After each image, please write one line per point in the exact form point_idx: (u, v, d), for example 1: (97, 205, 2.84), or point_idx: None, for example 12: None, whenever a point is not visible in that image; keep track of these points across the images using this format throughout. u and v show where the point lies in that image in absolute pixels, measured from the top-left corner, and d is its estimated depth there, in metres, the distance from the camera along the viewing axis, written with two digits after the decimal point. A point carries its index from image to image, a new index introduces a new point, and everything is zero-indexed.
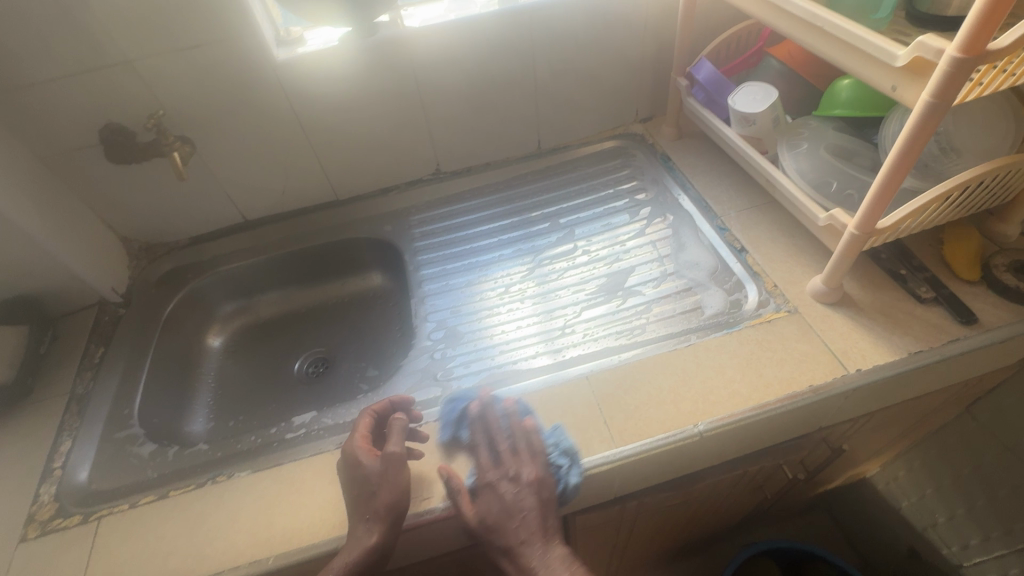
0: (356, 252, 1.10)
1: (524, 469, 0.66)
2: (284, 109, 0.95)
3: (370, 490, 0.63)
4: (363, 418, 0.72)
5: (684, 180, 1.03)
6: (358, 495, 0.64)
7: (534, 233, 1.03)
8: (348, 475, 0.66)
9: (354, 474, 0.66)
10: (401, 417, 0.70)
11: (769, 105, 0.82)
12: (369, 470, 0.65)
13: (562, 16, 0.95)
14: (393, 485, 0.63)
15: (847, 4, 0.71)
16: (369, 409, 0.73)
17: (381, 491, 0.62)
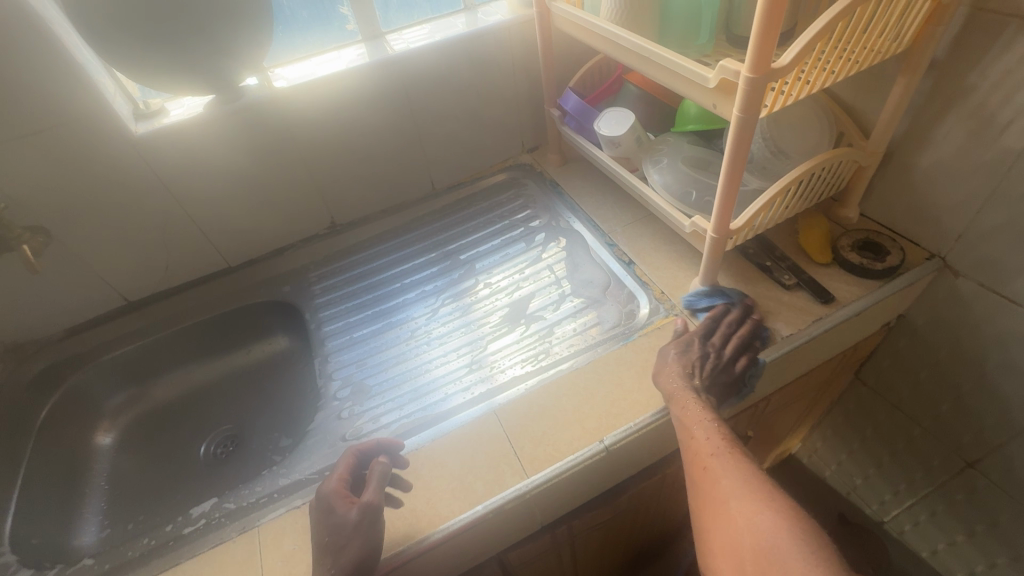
0: (256, 318, 1.06)
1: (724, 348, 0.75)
2: (153, 183, 0.91)
3: (342, 542, 0.62)
4: (345, 459, 0.71)
5: (572, 203, 1.08)
6: (329, 542, 0.63)
7: (437, 273, 1.04)
8: (321, 524, 0.65)
9: (329, 520, 0.65)
10: (382, 462, 0.68)
11: (629, 127, 0.89)
12: (344, 518, 0.64)
13: (431, 63, 0.98)
14: (364, 539, 0.62)
15: (674, 34, 0.79)
16: (351, 449, 0.72)
17: (351, 543, 0.62)
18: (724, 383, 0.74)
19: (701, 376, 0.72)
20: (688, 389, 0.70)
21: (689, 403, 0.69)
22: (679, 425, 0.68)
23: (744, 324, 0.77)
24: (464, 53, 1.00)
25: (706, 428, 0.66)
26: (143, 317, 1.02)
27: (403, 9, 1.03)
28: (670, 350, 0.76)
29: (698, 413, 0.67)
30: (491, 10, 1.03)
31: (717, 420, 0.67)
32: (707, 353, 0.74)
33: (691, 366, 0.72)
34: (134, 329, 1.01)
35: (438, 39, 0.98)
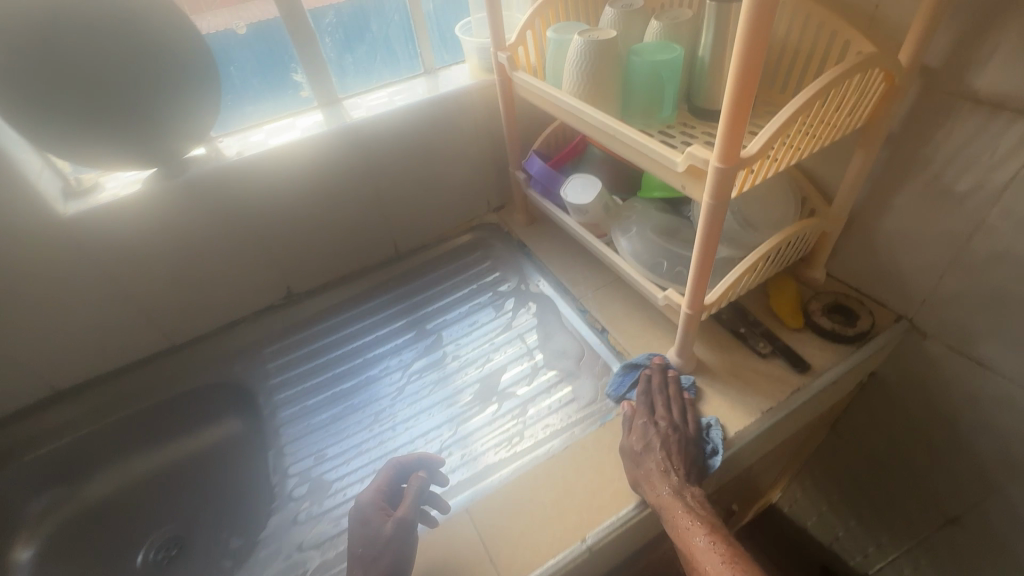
0: (204, 401, 0.98)
1: (663, 419, 0.72)
2: (84, 265, 0.82)
3: (375, 553, 0.63)
4: (385, 470, 0.72)
5: (541, 265, 1.05)
6: (360, 557, 0.64)
7: (402, 345, 0.98)
8: (358, 531, 0.66)
9: (363, 531, 0.66)
10: (422, 477, 0.69)
11: (596, 194, 0.87)
12: (380, 531, 0.64)
13: (391, 129, 0.95)
14: (396, 554, 0.62)
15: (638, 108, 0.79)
16: (392, 461, 0.73)
17: (383, 555, 0.62)
18: (692, 454, 0.71)
19: (671, 472, 0.66)
20: (674, 500, 0.64)
21: (683, 515, 0.63)
22: (674, 535, 0.64)
23: (670, 387, 0.77)
24: (425, 118, 0.97)
25: (704, 544, 0.62)
26: (73, 408, 0.92)
27: (360, 73, 0.99)
28: (632, 448, 0.70)
29: (692, 524, 0.63)
30: (451, 74, 1.01)
31: (707, 528, 0.63)
32: (659, 432, 0.70)
33: (664, 456, 0.68)
34: (64, 422, 0.91)
35: (398, 105, 0.95)
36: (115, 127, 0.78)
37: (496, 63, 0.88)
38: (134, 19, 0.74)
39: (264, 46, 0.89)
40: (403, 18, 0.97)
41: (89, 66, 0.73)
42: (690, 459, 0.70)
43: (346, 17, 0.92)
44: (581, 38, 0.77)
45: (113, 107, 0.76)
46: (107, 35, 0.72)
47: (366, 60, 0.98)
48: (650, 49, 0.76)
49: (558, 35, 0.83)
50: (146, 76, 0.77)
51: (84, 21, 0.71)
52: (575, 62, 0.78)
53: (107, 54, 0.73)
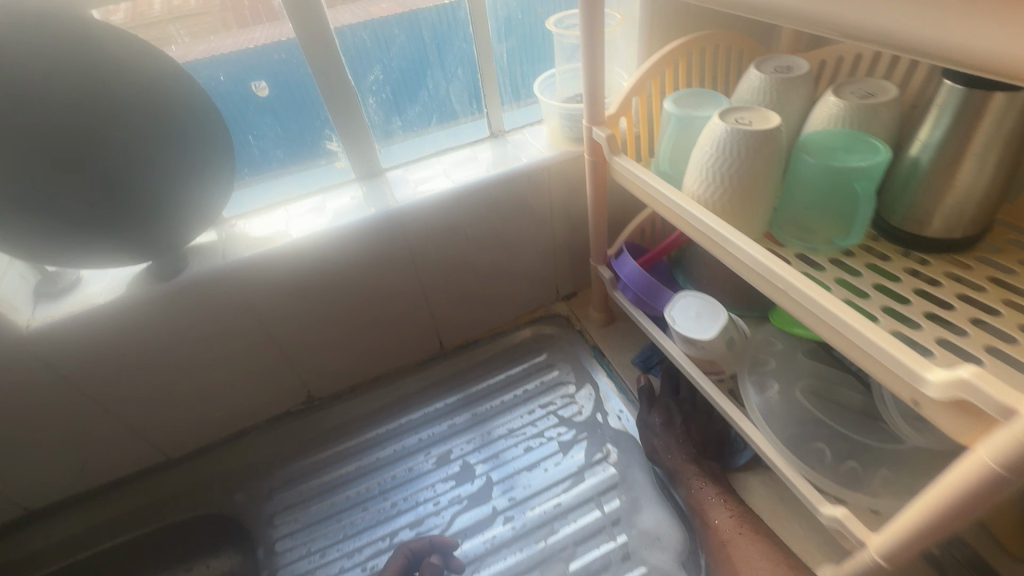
0: (198, 534, 0.79)
1: (685, 397, 0.74)
2: (53, 381, 0.66)
3: None
4: (396, 558, 0.66)
5: (626, 390, 0.81)
6: None
7: (439, 491, 0.76)
8: None
9: None
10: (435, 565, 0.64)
11: (720, 328, 0.63)
12: None
13: (444, 213, 0.74)
14: None
15: (807, 225, 0.54)
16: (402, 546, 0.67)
17: None
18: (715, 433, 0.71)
19: (687, 443, 0.70)
20: (688, 462, 0.68)
21: (697, 477, 0.66)
22: (691, 506, 0.65)
23: None
24: (488, 200, 0.76)
25: (716, 501, 0.64)
26: (43, 536, 0.75)
27: (411, 136, 0.79)
28: (653, 420, 0.72)
29: (707, 487, 0.65)
30: (524, 141, 0.79)
31: (719, 491, 0.65)
32: (681, 410, 0.72)
33: (681, 430, 0.70)
34: (28, 555, 0.74)
35: (455, 184, 0.74)
36: (99, 223, 0.59)
37: (587, 139, 0.65)
38: (134, 87, 0.56)
39: (288, 102, 0.69)
40: (467, 71, 0.76)
41: (68, 149, 0.54)
42: (711, 439, 0.71)
43: (395, 71, 0.72)
44: (723, 123, 0.53)
45: (101, 198, 0.57)
46: (97, 108, 0.54)
47: (418, 122, 0.78)
48: (828, 142, 0.52)
49: (681, 109, 0.59)
50: (148, 160, 0.58)
51: (61, 90, 0.52)
52: (708, 154, 0.55)
53: (95, 134, 0.55)
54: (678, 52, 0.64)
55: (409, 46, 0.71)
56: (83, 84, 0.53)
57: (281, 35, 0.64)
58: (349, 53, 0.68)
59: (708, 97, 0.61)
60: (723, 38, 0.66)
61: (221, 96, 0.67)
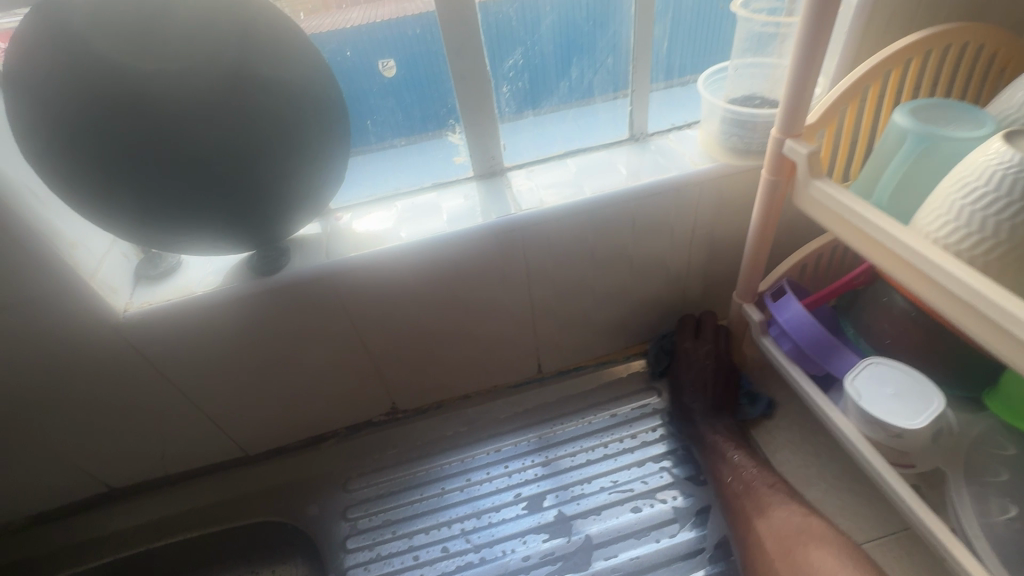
0: (267, 537, 0.74)
1: (719, 344, 0.73)
2: (143, 368, 0.62)
3: None
4: None
5: (760, 458, 0.67)
6: None
7: (530, 544, 0.66)
8: None
9: None
10: None
11: (927, 416, 0.49)
12: None
13: (570, 226, 0.63)
14: None
15: None
16: None
17: None
18: (729, 379, 0.72)
19: (707, 394, 0.70)
20: (709, 424, 0.69)
21: (719, 437, 0.67)
22: (708, 461, 0.67)
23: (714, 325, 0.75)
24: (622, 214, 0.64)
25: (740, 459, 0.65)
26: (123, 517, 0.74)
27: (539, 134, 0.68)
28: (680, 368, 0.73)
29: (726, 443, 0.66)
30: (670, 147, 0.67)
31: (738, 447, 0.66)
32: (709, 358, 0.72)
33: (705, 384, 0.71)
34: (108, 534, 0.73)
35: (588, 193, 0.62)
36: (206, 215, 0.53)
37: (772, 153, 0.51)
38: (253, 69, 0.48)
39: (413, 85, 0.61)
40: (616, 59, 0.64)
41: (179, 138, 0.48)
42: (729, 392, 0.71)
43: (536, 56, 0.62)
44: (1010, 150, 0.39)
45: (210, 191, 0.51)
46: (216, 94, 0.47)
47: (550, 117, 0.68)
48: None
49: (922, 125, 0.44)
50: (260, 152, 0.51)
51: (180, 70, 0.46)
52: (972, 190, 0.40)
53: (210, 123, 0.48)
54: (914, 48, 0.49)
55: (556, 29, 0.61)
56: (201, 64, 0.46)
57: (381, 19, 0.57)
58: (490, 34, 0.59)
59: (964, 111, 0.45)
60: (976, 35, 0.50)
61: (346, 75, 0.59)
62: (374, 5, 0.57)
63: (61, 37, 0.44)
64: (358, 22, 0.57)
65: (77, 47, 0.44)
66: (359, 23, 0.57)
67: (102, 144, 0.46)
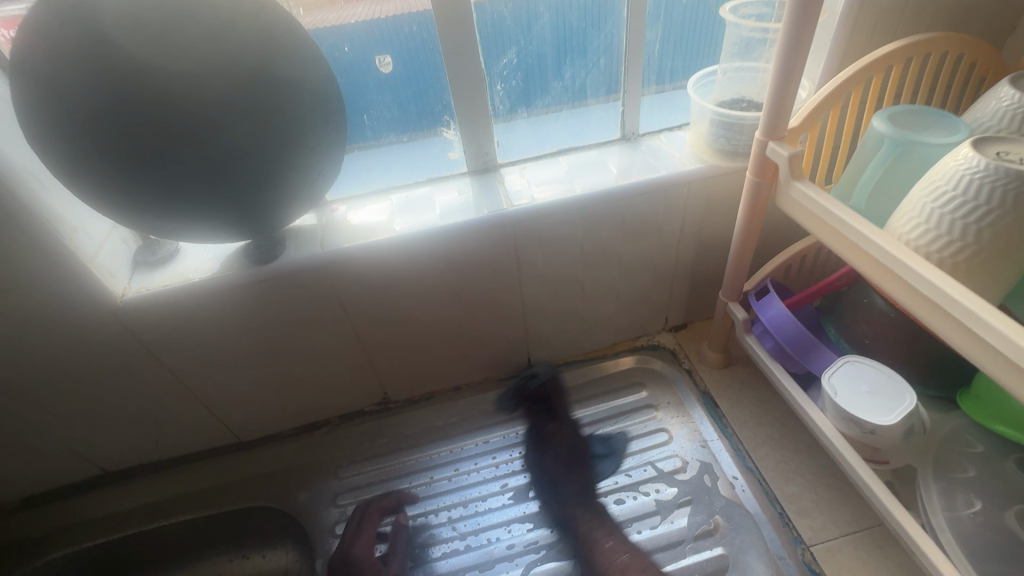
0: (257, 521, 0.76)
1: (548, 424, 0.76)
2: (139, 352, 0.63)
3: None
4: None
5: (741, 453, 0.69)
6: None
7: (514, 533, 0.68)
8: None
9: None
10: None
11: (898, 413, 0.50)
12: None
13: (560, 222, 0.65)
14: None
15: None
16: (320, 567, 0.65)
17: None
18: (566, 447, 0.73)
19: (554, 470, 0.71)
20: (561, 503, 0.68)
21: (586, 520, 0.65)
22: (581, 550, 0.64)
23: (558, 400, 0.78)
24: (611, 212, 0.65)
25: (608, 544, 0.63)
26: (115, 499, 0.75)
27: (532, 132, 0.70)
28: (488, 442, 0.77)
29: (593, 527, 0.64)
30: (661, 148, 0.69)
31: (609, 530, 0.64)
32: (562, 433, 0.74)
33: (559, 463, 0.71)
34: (101, 515, 0.74)
35: (578, 191, 0.64)
36: (204, 204, 0.55)
37: (756, 155, 0.53)
38: (252, 63, 0.50)
39: (410, 80, 0.62)
40: (609, 60, 0.66)
41: (179, 129, 0.49)
42: (575, 462, 0.72)
43: (531, 55, 0.63)
44: (978, 155, 0.40)
45: (208, 181, 0.53)
46: (217, 85, 0.49)
47: (544, 116, 0.69)
48: None
49: (899, 131, 0.46)
50: (258, 143, 0.53)
51: (181, 61, 0.47)
52: (943, 194, 0.42)
53: (210, 114, 0.49)
54: (894, 57, 0.50)
55: (551, 29, 0.62)
56: (201, 55, 0.47)
57: (379, 14, 0.58)
58: (486, 32, 0.60)
59: (939, 118, 0.47)
60: (955, 45, 0.51)
61: (344, 69, 0.61)
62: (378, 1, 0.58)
63: (68, 27, 0.45)
64: (362, 17, 0.58)
65: (80, 38, 0.45)
66: (364, 19, 0.58)
67: (103, 132, 0.48)
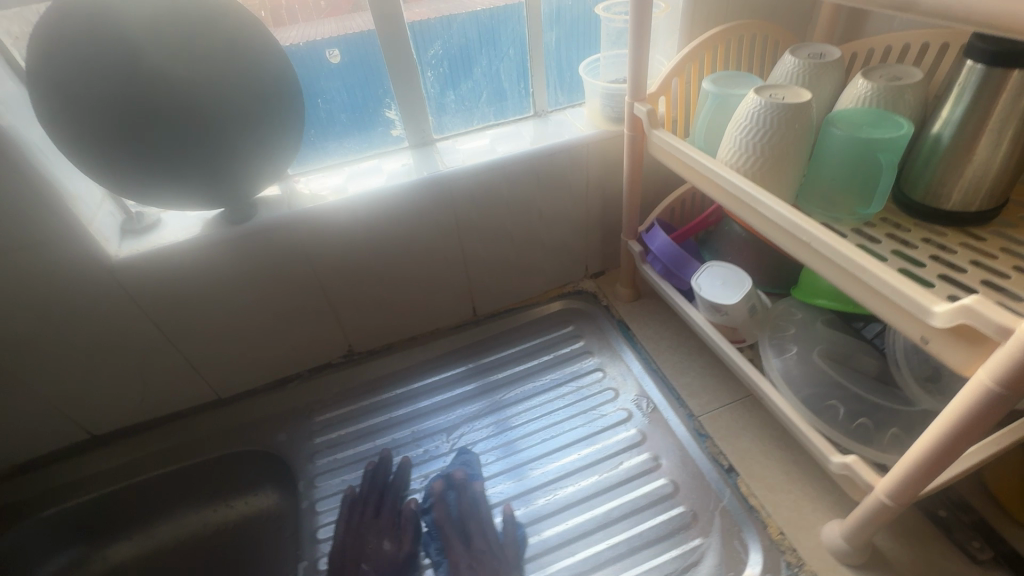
0: (240, 467, 0.85)
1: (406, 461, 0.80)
2: (129, 310, 0.72)
3: None
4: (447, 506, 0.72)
5: (646, 359, 0.85)
6: None
7: (466, 441, 0.81)
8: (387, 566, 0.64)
9: None
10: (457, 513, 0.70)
11: (744, 294, 0.67)
12: None
13: (489, 181, 0.80)
14: None
15: (837, 178, 0.57)
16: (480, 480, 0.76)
17: None
18: None
19: None
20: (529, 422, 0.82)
21: None
22: None
23: (412, 425, 0.85)
24: (529, 171, 0.81)
25: None
26: (103, 460, 0.82)
27: (462, 111, 0.85)
28: (422, 458, 0.81)
29: None
30: (565, 120, 0.85)
31: None
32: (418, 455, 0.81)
33: None
34: (90, 474, 0.81)
35: (500, 155, 0.79)
36: (190, 173, 0.65)
37: (628, 114, 0.70)
38: (230, 55, 0.62)
39: (356, 71, 0.76)
40: (518, 51, 0.82)
41: (174, 109, 0.60)
42: None
43: (454, 49, 0.79)
44: (758, 97, 0.58)
45: (193, 152, 0.64)
46: (201, 72, 0.60)
47: (470, 98, 0.84)
48: (855, 119, 0.56)
49: (718, 87, 0.64)
50: (236, 120, 0.64)
51: (163, 49, 0.58)
52: (743, 126, 0.59)
53: (199, 98, 0.61)
54: (718, 38, 0.69)
55: (468, 27, 0.78)
56: (178, 45, 0.59)
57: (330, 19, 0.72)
58: (415, 31, 0.75)
59: (745, 78, 0.66)
60: (760, 28, 0.71)
61: (300, 62, 0.73)
62: (314, 24, 0.72)
63: (65, 22, 0.55)
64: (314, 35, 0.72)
65: (84, 32, 0.55)
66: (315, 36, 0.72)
67: (103, 112, 0.58)
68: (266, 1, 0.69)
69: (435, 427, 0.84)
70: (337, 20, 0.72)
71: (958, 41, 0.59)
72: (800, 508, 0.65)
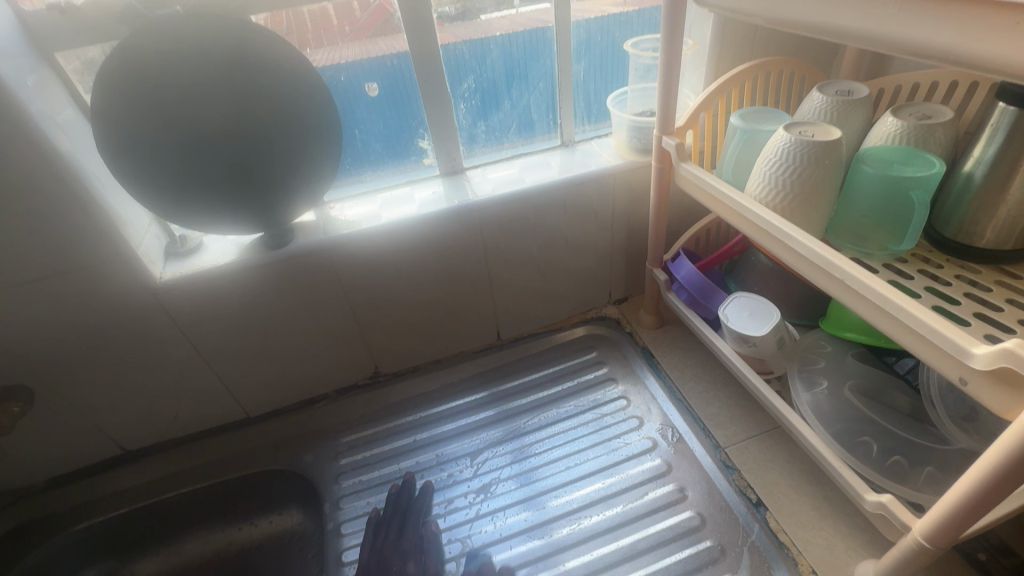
0: (266, 486, 0.86)
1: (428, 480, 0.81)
2: (169, 329, 0.75)
3: None
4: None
5: (670, 387, 0.85)
6: None
7: (489, 468, 0.82)
8: None
9: None
10: None
11: (772, 326, 0.67)
12: None
13: (517, 208, 0.82)
14: None
15: (868, 213, 0.58)
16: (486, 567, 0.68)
17: None
18: None
19: None
20: (552, 448, 0.82)
21: None
22: None
23: (435, 448, 0.85)
24: (556, 200, 0.83)
25: None
26: (133, 475, 0.84)
27: (491, 141, 0.88)
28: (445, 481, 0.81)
29: None
30: (591, 150, 0.87)
31: None
32: (441, 478, 0.81)
33: None
34: (121, 490, 0.83)
35: (528, 184, 0.81)
36: (234, 200, 0.68)
37: (656, 147, 0.71)
38: (277, 90, 0.65)
39: (392, 102, 0.79)
40: (548, 84, 0.85)
41: (217, 144, 0.63)
42: None
43: (485, 82, 0.81)
44: (787, 133, 0.59)
45: (238, 181, 0.67)
46: (249, 106, 0.63)
47: (500, 128, 0.87)
48: (885, 155, 0.57)
49: (746, 123, 0.65)
50: (279, 151, 0.67)
51: (214, 84, 0.61)
52: (773, 161, 0.60)
53: (241, 130, 0.64)
54: (746, 74, 0.70)
55: (499, 61, 0.80)
56: (230, 82, 0.62)
57: (364, 50, 0.74)
58: (450, 64, 0.78)
59: (772, 114, 0.67)
60: (787, 66, 0.73)
61: (340, 93, 0.76)
62: (337, 47, 0.74)
63: (127, 61, 0.59)
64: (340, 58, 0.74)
65: (142, 70, 0.59)
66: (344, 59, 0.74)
67: (156, 145, 0.62)
68: (293, 26, 0.71)
69: (458, 450, 0.85)
70: (362, 44, 0.74)
71: (987, 81, 0.59)
72: (832, 547, 0.64)
